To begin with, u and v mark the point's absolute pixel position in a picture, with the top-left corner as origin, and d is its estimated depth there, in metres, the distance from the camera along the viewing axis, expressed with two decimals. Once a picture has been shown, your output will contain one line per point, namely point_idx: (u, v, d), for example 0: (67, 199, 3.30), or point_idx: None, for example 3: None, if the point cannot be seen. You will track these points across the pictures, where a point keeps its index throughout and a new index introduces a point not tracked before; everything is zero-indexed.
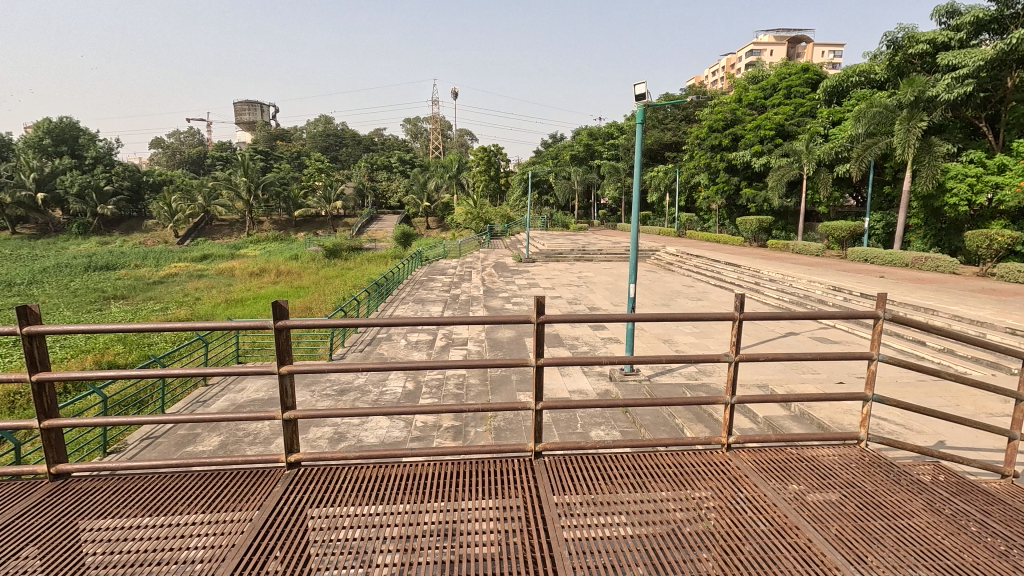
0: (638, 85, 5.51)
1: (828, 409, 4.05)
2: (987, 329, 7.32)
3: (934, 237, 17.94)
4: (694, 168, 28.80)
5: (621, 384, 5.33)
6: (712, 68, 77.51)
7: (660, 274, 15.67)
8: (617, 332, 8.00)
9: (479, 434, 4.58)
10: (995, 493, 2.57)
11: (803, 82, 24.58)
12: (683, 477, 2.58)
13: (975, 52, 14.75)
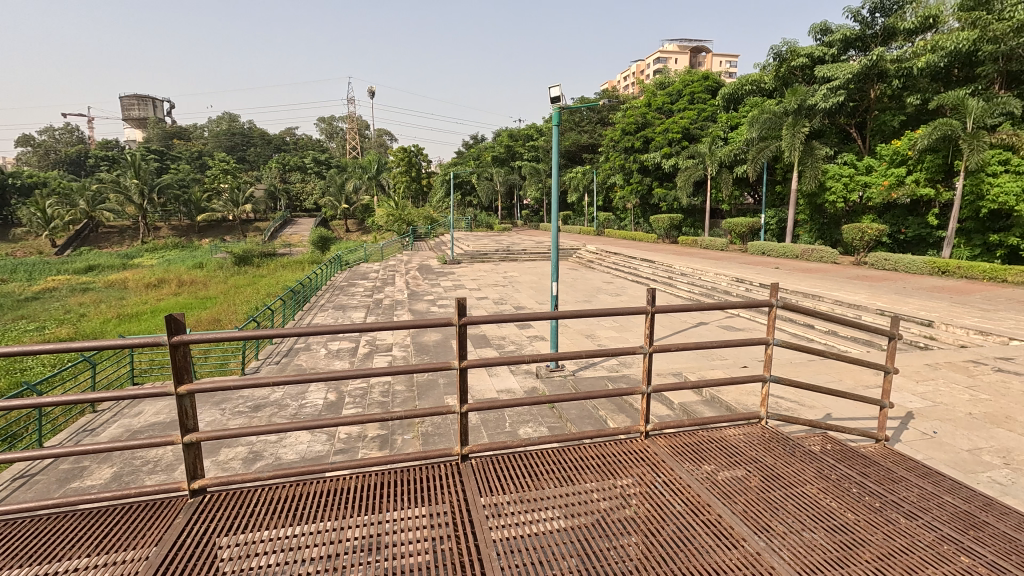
0: (553, 88, 5.65)
1: (734, 391, 4.37)
2: (863, 311, 8.27)
3: (819, 231, 20.01)
4: (609, 169, 30.02)
5: (547, 380, 5.42)
6: (624, 73, 81.31)
7: (582, 272, 16.19)
8: (542, 330, 8.15)
9: (406, 441, 4.47)
10: (872, 457, 2.90)
11: (704, 89, 26.45)
12: (606, 467, 2.67)
13: (844, 66, 16.67)
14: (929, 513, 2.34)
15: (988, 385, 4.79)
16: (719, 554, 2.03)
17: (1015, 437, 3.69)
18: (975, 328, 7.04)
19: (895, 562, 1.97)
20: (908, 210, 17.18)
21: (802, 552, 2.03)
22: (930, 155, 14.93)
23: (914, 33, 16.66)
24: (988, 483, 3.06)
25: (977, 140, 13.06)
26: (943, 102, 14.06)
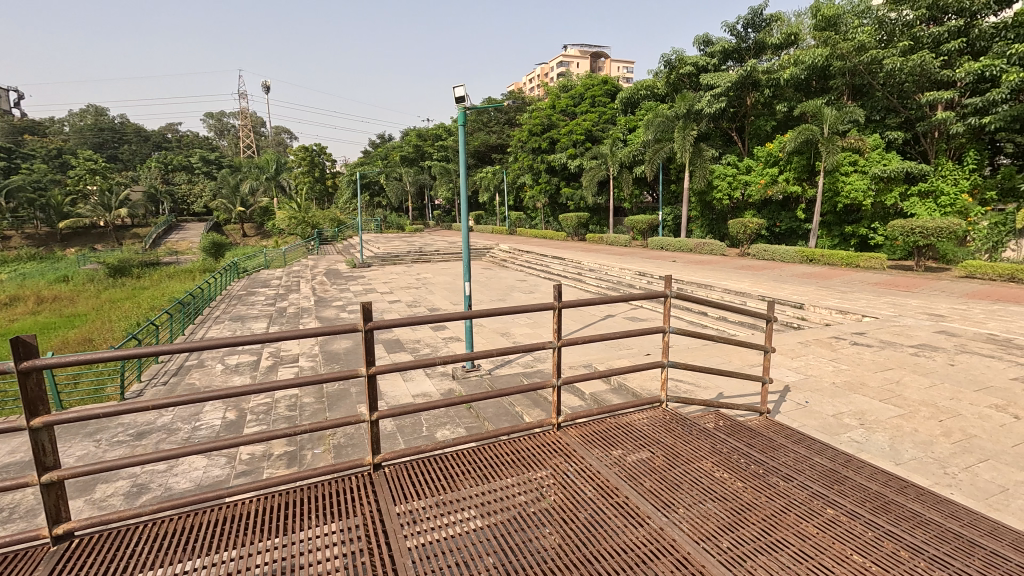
0: (457, 87, 5.63)
1: (640, 378, 4.63)
2: (747, 298, 9.14)
3: (709, 226, 21.81)
4: (519, 170, 30.56)
5: (463, 381, 5.38)
6: (529, 76, 83.25)
7: (496, 271, 16.33)
8: (457, 330, 8.11)
9: (317, 456, 4.22)
10: (756, 429, 3.22)
11: (604, 92, 27.74)
12: (521, 462, 2.73)
13: (724, 76, 18.33)
14: (802, 473, 2.65)
15: (847, 357, 5.51)
16: (627, 534, 2.15)
17: (868, 400, 4.28)
18: (836, 308, 8.07)
19: (773, 521, 2.21)
20: (782, 206, 19.24)
21: (699, 523, 2.20)
22: (797, 157, 16.85)
23: (779, 48, 18.70)
24: (848, 442, 3.52)
25: (833, 143, 14.99)
26: (805, 110, 15.93)
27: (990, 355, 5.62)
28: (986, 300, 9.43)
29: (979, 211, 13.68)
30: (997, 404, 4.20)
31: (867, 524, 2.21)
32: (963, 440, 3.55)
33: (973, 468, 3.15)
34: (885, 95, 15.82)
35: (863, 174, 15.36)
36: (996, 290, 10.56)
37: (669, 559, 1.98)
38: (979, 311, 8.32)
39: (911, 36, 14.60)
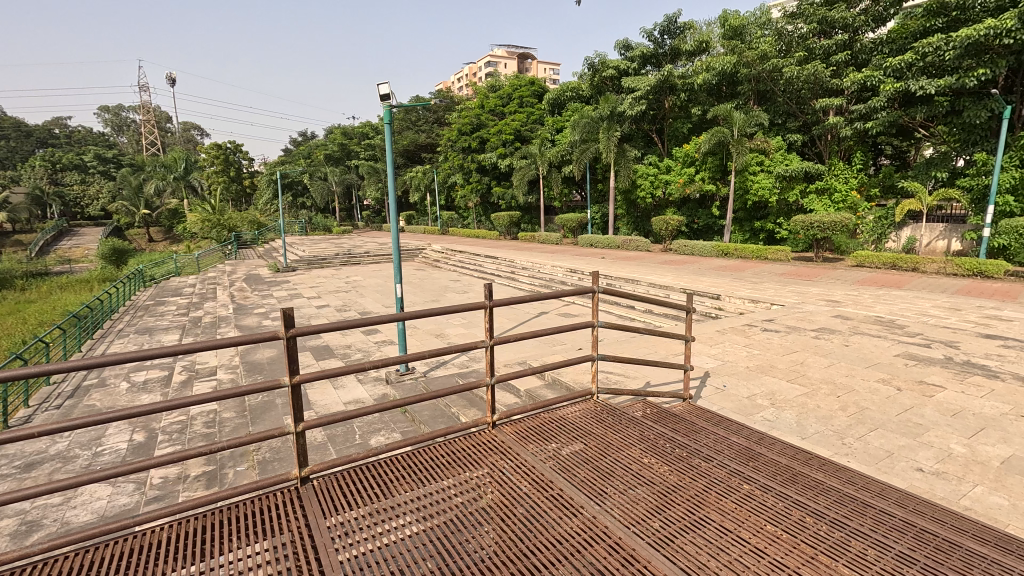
0: (382, 84, 5.47)
1: (573, 373, 4.75)
2: (670, 290, 9.64)
3: (634, 223, 22.76)
4: (449, 169, 30.35)
5: (397, 385, 5.23)
6: (457, 75, 82.92)
7: (429, 272, 16.09)
8: (390, 333, 7.92)
9: (239, 474, 3.94)
10: (680, 415, 3.41)
11: (531, 93, 28.14)
12: (457, 463, 2.71)
13: (643, 80, 19.20)
14: (721, 453, 2.84)
15: (759, 343, 5.95)
16: (564, 525, 2.19)
17: (777, 381, 4.66)
18: (749, 298, 8.70)
19: (697, 500, 2.35)
20: (699, 204, 20.41)
21: (629, 509, 2.29)
22: (711, 158, 17.99)
23: (693, 54, 19.86)
24: (761, 421, 3.81)
25: (742, 145, 16.14)
26: (717, 113, 17.03)
27: (877, 335, 6.29)
28: (873, 286, 10.55)
29: (865, 207, 15.31)
30: (883, 378, 4.72)
31: (779, 495, 2.40)
32: (856, 412, 3.95)
33: (865, 437, 3.52)
34: (785, 101, 17.24)
35: (768, 174, 16.67)
36: (881, 276, 11.85)
37: (603, 545, 2.05)
38: (867, 296, 9.29)
39: (805, 47, 16.06)
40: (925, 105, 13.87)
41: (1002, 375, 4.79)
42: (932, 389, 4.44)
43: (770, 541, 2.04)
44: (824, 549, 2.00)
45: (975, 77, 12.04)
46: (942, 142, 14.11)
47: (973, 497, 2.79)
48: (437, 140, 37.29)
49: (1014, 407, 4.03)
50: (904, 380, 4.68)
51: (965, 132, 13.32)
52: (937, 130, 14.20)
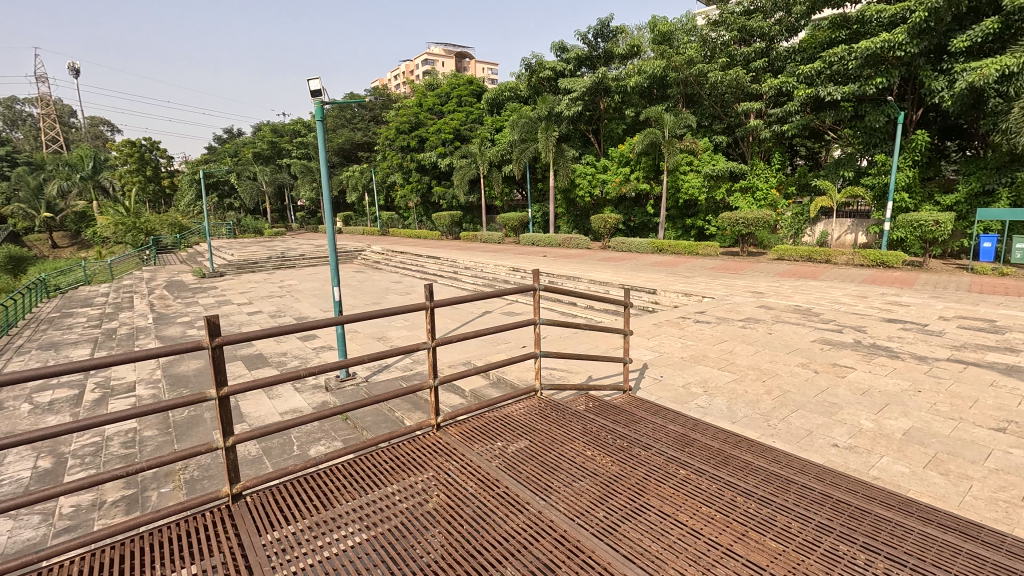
0: (312, 80, 5.25)
1: (517, 370, 4.79)
2: (609, 286, 9.91)
3: (574, 222, 23.26)
4: (388, 168, 29.70)
5: (337, 392, 5.02)
6: (394, 73, 81.28)
7: (369, 273, 15.65)
8: (328, 338, 7.63)
9: (164, 496, 3.64)
10: (620, 407, 3.54)
11: (469, 93, 27.98)
12: (401, 468, 2.66)
13: (579, 81, 19.69)
14: (659, 441, 2.96)
15: (693, 334, 6.24)
16: (510, 521, 2.21)
17: (710, 369, 4.91)
18: (683, 292, 9.11)
19: (637, 487, 2.44)
20: (635, 202, 21.12)
21: (573, 501, 2.33)
22: (645, 158, 18.69)
23: (625, 58, 20.56)
24: (695, 408, 4.00)
25: (672, 146, 16.87)
26: (649, 114, 17.69)
27: (796, 323, 6.78)
28: (793, 277, 11.34)
29: (784, 204, 16.47)
30: (802, 362, 5.09)
31: (711, 478, 2.54)
32: (780, 395, 4.24)
33: (788, 418, 3.78)
34: (710, 104, 18.15)
35: (697, 173, 17.52)
36: (800, 268, 12.79)
37: (549, 540, 2.07)
38: (787, 286, 9.99)
39: (727, 53, 17.09)
40: (833, 110, 15.11)
41: (902, 354, 5.32)
42: (843, 370, 4.85)
43: (706, 522, 2.15)
44: (754, 525, 2.13)
45: (874, 85, 13.28)
46: (848, 144, 15.40)
47: (879, 466, 3.07)
48: (374, 139, 36.35)
49: (912, 383, 4.49)
50: (821, 363, 5.07)
51: (866, 135, 14.59)
52: (844, 133, 15.48)
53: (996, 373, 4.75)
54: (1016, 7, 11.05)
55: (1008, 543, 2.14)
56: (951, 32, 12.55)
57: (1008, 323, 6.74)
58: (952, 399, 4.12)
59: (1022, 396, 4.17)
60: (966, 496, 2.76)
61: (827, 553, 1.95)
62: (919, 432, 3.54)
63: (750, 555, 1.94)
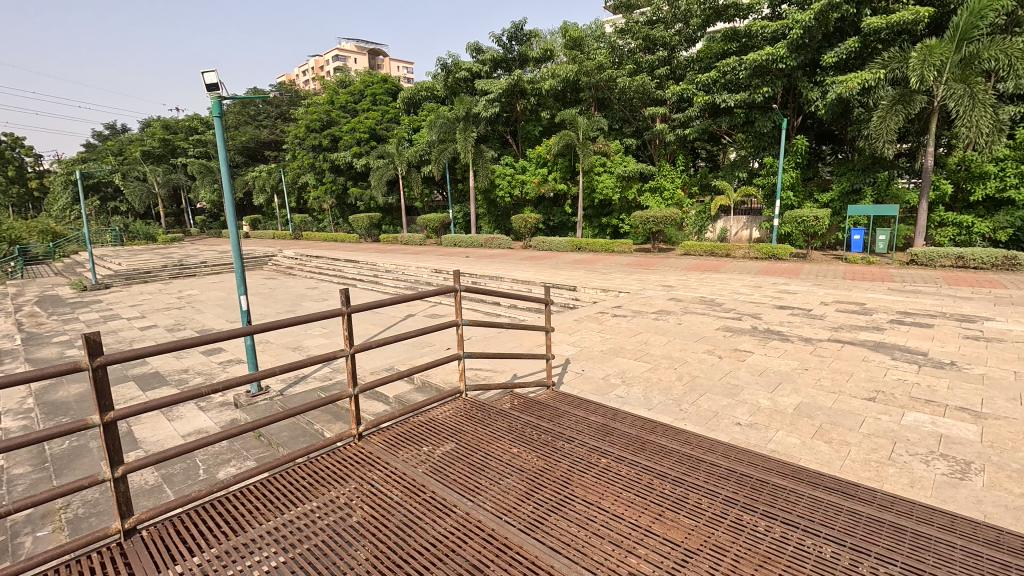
0: (207, 73, 4.84)
1: (441, 373, 4.73)
2: (532, 285, 10.09)
3: (495, 222, 23.43)
4: (298, 169, 28.15)
5: (248, 408, 4.63)
6: (302, 67, 77.38)
7: (281, 279, 14.72)
8: (236, 351, 7.08)
9: (40, 540, 3.14)
10: (544, 403, 3.64)
11: (384, 91, 27.51)
12: (322, 483, 2.54)
13: (496, 84, 19.90)
14: (581, 433, 3.06)
15: (611, 328, 6.51)
16: (438, 525, 2.18)
17: (628, 361, 5.15)
18: (601, 288, 9.49)
19: (562, 479, 2.50)
20: (553, 202, 21.68)
21: (501, 500, 2.34)
22: (561, 159, 19.17)
23: (539, 61, 21.04)
24: (615, 398, 4.17)
25: (586, 147, 17.54)
26: (564, 117, 18.19)
27: (702, 313, 7.30)
28: (698, 271, 12.19)
29: (689, 202, 17.62)
30: (708, 349, 5.50)
31: (630, 464, 2.66)
32: (690, 381, 4.54)
33: (697, 402, 4.05)
34: (620, 108, 19.02)
35: (611, 174, 18.29)
36: (705, 263, 13.76)
37: (478, 540, 2.07)
38: (693, 279, 10.73)
39: (633, 60, 18.04)
40: (728, 116, 16.43)
41: (791, 337, 5.91)
42: (743, 354, 5.29)
43: (628, 507, 2.25)
44: (670, 505, 2.26)
45: (761, 94, 14.71)
46: (741, 148, 16.82)
47: (775, 440, 3.38)
48: (282, 137, 34.32)
49: (800, 362, 5.01)
50: (724, 349, 5.51)
51: (756, 139, 16.09)
52: (737, 137, 16.89)
53: (866, 349, 5.42)
54: (872, 29, 12.66)
55: (880, 498, 2.45)
56: (822, 49, 14.13)
57: (874, 305, 7.71)
58: (833, 374, 4.64)
59: (886, 368, 4.79)
60: (846, 459, 3.11)
61: (733, 524, 2.11)
62: (807, 406, 3.95)
63: (668, 534, 2.05)
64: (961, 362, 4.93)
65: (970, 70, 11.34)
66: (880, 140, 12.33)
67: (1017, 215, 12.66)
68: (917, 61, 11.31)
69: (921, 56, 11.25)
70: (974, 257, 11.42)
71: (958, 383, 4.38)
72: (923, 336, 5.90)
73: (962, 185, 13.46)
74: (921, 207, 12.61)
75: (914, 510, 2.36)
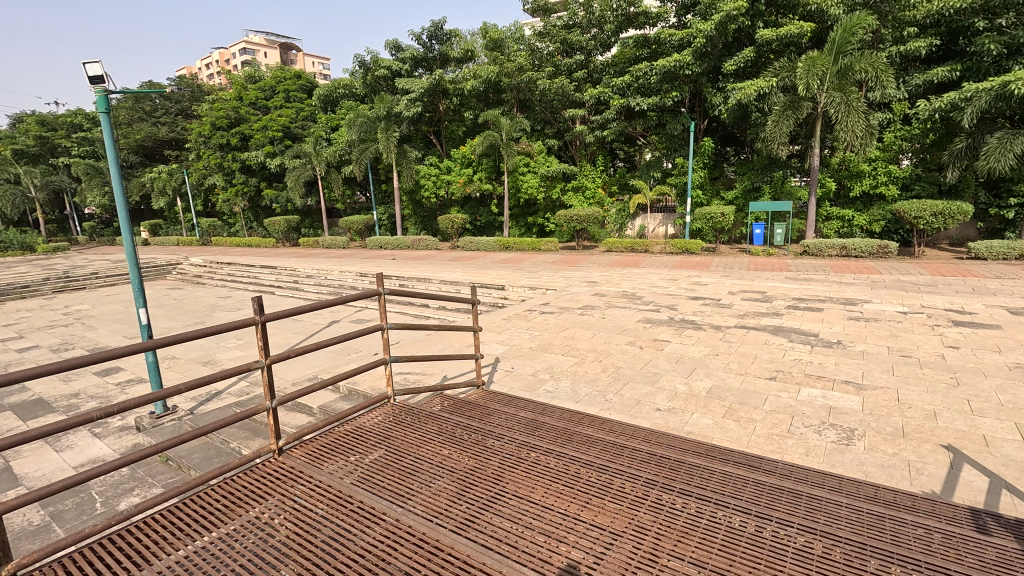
0: (90, 63, 4.37)
1: (368, 379, 4.60)
2: (460, 286, 10.06)
3: (421, 224, 23.14)
4: (203, 169, 26.05)
5: (152, 432, 4.22)
6: (206, 59, 71.96)
7: (188, 289, 13.59)
8: (137, 370, 6.43)
9: None
10: (474, 402, 3.68)
11: (298, 88, 26.35)
12: (239, 503, 2.39)
13: (417, 83, 19.61)
14: (511, 430, 3.11)
15: (540, 325, 6.63)
16: (367, 535, 2.12)
17: (555, 356, 5.27)
18: (528, 287, 9.67)
19: (494, 476, 2.53)
20: (479, 202, 21.73)
21: (431, 503, 2.32)
22: (486, 159, 19.23)
23: (460, 62, 21.07)
24: (544, 393, 4.26)
25: (510, 148, 17.73)
26: (487, 117, 18.20)
27: (624, 307, 7.65)
28: (620, 266, 12.75)
29: (609, 201, 18.35)
30: (631, 341, 5.76)
31: (558, 456, 2.74)
32: (614, 372, 4.75)
33: (621, 391, 4.24)
34: (541, 109, 19.40)
35: (534, 174, 18.61)
36: (626, 258, 14.38)
37: (409, 545, 2.04)
38: (615, 275, 11.22)
39: (552, 63, 18.51)
40: (642, 118, 17.28)
41: (703, 325, 6.35)
42: (662, 344, 5.61)
43: (556, 498, 2.31)
44: (595, 492, 2.35)
45: (671, 98, 15.67)
46: (655, 149, 17.77)
47: (691, 422, 3.61)
48: (184, 136, 31.69)
49: (712, 348, 5.39)
50: (645, 339, 5.81)
51: (668, 141, 17.10)
52: (651, 139, 17.83)
53: (767, 333, 5.93)
54: (765, 41, 13.85)
55: (780, 468, 2.70)
56: (723, 57, 15.25)
57: (774, 293, 8.46)
58: (740, 358, 5.04)
59: (784, 349, 5.28)
60: (752, 435, 3.39)
61: (653, 505, 2.23)
62: (718, 388, 4.26)
63: (596, 519, 2.14)
64: (846, 340, 5.54)
65: (846, 80, 12.68)
66: (775, 142, 13.49)
67: (887, 209, 14.39)
68: (802, 70, 12.54)
69: (806, 66, 12.49)
70: (855, 248, 12.81)
71: (843, 359, 4.92)
72: (814, 318, 6.58)
73: (843, 182, 15.06)
74: (810, 204, 13.99)
75: (808, 476, 2.63)
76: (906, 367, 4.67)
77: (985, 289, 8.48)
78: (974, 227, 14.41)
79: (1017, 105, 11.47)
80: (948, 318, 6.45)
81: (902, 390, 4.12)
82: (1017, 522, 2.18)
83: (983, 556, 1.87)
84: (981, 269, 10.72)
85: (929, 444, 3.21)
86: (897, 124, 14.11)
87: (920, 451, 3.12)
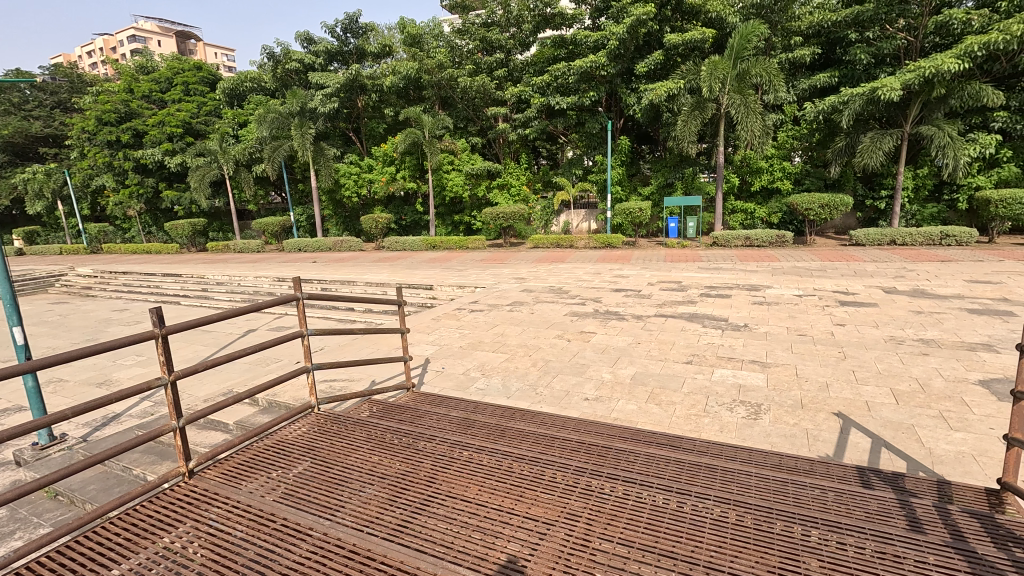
0: None
1: (290, 390, 4.37)
2: (387, 288, 9.81)
3: (343, 224, 22.31)
4: (89, 169, 23.36)
5: (36, 465, 3.72)
6: (87, 47, 64.70)
7: (76, 302, 12.15)
8: (13, 398, 5.64)
9: None
10: (404, 405, 3.61)
11: (198, 80, 24.41)
12: (145, 533, 2.18)
13: (332, 77, 18.80)
14: (443, 430, 3.09)
15: (469, 324, 6.60)
16: (293, 553, 2.01)
17: (486, 354, 5.29)
18: (457, 286, 9.61)
19: (427, 478, 2.49)
20: (404, 201, 21.27)
21: (362, 512, 2.24)
22: (409, 157, 18.88)
23: (378, 56, 20.51)
24: (475, 391, 4.25)
25: (433, 146, 17.49)
26: (408, 114, 17.82)
27: (551, 301, 7.82)
28: (548, 262, 12.98)
29: (534, 199, 18.61)
30: (559, 334, 5.90)
31: (490, 452, 2.75)
32: (544, 365, 4.84)
33: (551, 384, 4.34)
34: (463, 107, 19.31)
35: (458, 173, 18.50)
36: (552, 254, 14.69)
37: (340, 559, 1.96)
38: (541, 270, 11.42)
39: (472, 61, 18.45)
40: (562, 117, 17.74)
41: (626, 316, 6.64)
42: (588, 336, 5.79)
43: (490, 494, 2.33)
44: (528, 485, 2.39)
45: (588, 97, 16.21)
46: (576, 147, 18.33)
47: (619, 409, 3.77)
48: (64, 132, 28.32)
49: (635, 337, 5.65)
50: (572, 332, 5.97)
51: (588, 139, 17.72)
52: (572, 137, 18.34)
53: (684, 320, 6.30)
54: (672, 45, 14.69)
55: (698, 446, 2.89)
56: (635, 59, 15.98)
57: (689, 282, 9.02)
58: (660, 345, 5.33)
59: (699, 334, 5.65)
60: (672, 416, 3.60)
61: (583, 491, 2.31)
62: (641, 374, 4.49)
63: (530, 512, 2.17)
64: (752, 323, 6.03)
65: (744, 83, 13.73)
66: (684, 140, 14.37)
67: (783, 202, 15.80)
68: (706, 74, 13.45)
69: (709, 69, 13.40)
70: (757, 238, 13.96)
71: (750, 341, 5.36)
72: (724, 304, 7.10)
73: (745, 178, 16.30)
74: (717, 198, 15.04)
75: (723, 450, 2.83)
76: (803, 345, 5.15)
77: (864, 272, 9.56)
78: (854, 217, 16.20)
79: (885, 107, 12.96)
80: (836, 299, 7.19)
81: (800, 365, 4.55)
82: (894, 474, 2.49)
83: (867, 508, 2.11)
84: (861, 253, 12.06)
85: (824, 413, 3.56)
86: (789, 125, 15.52)
87: (816, 419, 3.46)
